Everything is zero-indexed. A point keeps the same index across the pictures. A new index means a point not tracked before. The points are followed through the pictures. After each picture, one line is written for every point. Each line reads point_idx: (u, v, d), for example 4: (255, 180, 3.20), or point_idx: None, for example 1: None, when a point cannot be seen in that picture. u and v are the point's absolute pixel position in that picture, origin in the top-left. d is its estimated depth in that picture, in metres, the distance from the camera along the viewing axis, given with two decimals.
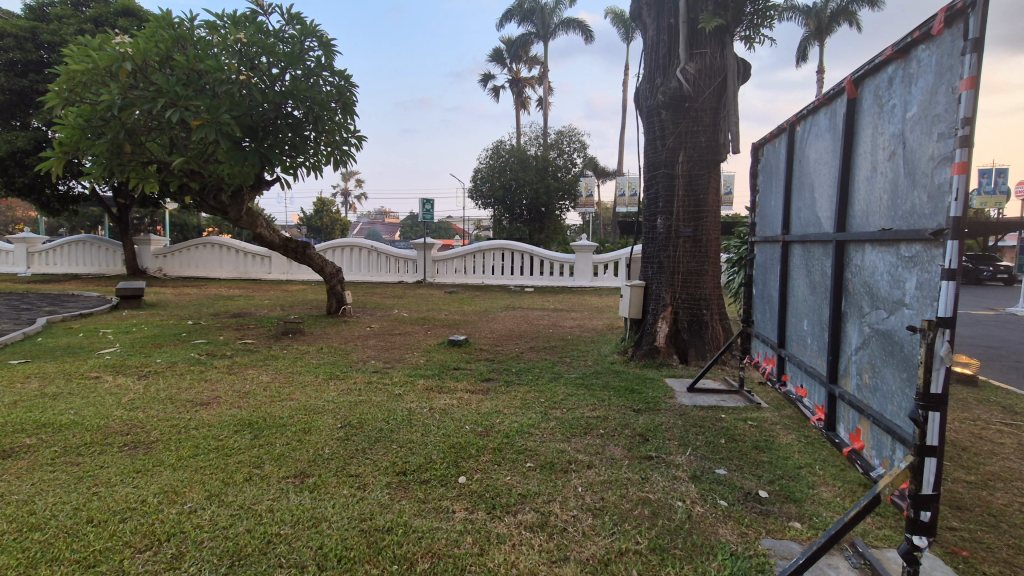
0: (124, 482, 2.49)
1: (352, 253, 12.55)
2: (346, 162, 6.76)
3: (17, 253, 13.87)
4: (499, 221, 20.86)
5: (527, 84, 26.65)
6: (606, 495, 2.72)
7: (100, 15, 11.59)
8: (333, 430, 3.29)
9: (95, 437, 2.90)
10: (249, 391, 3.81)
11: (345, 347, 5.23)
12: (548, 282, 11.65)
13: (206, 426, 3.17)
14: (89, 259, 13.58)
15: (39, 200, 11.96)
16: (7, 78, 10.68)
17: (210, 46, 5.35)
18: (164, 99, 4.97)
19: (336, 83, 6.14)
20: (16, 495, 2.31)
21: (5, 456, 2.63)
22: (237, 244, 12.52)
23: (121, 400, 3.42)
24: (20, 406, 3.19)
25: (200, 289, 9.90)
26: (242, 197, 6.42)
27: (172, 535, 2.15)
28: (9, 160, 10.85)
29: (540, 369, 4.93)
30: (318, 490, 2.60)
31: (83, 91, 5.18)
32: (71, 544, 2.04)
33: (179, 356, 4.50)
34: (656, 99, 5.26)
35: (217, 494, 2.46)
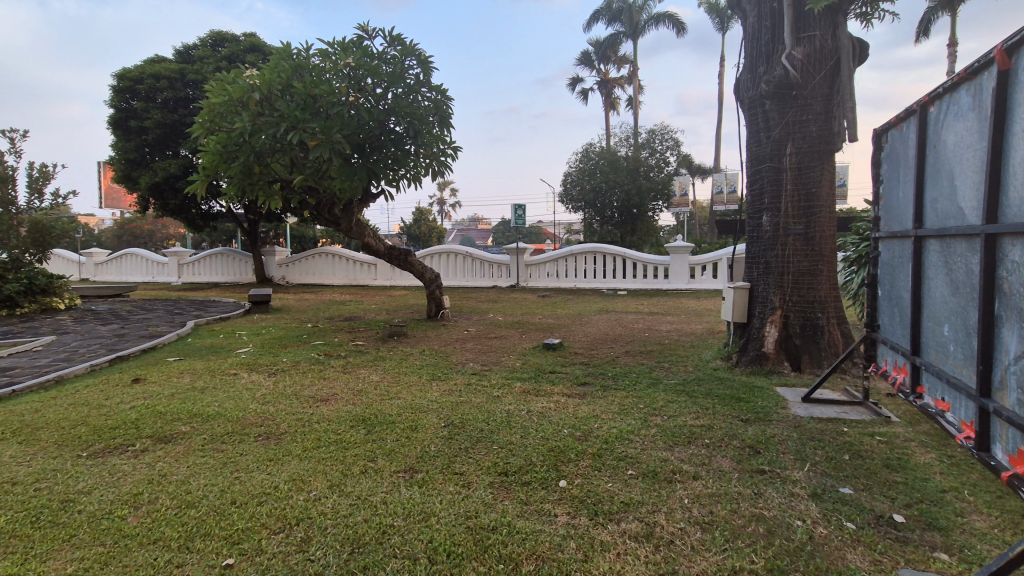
0: (260, 469, 2.77)
1: (449, 259, 13.06)
2: (443, 172, 7.06)
3: (170, 264, 16.06)
4: (590, 225, 20.64)
5: (616, 85, 26.19)
6: (715, 508, 2.57)
7: (233, 53, 13.12)
8: (437, 429, 3.43)
9: (236, 427, 3.26)
10: (361, 389, 4.08)
11: (445, 350, 5.45)
12: (641, 286, 11.31)
13: (327, 420, 3.44)
14: (225, 269, 15.39)
15: (188, 218, 13.77)
16: (162, 114, 12.41)
17: (323, 72, 5.84)
18: (286, 123, 5.49)
19: (433, 98, 6.45)
20: (176, 476, 2.64)
21: (167, 440, 3.02)
22: (346, 253, 13.52)
23: (255, 395, 3.81)
24: (176, 398, 3.67)
25: (315, 295, 10.85)
26: (351, 209, 6.90)
27: (301, 520, 2.35)
28: (164, 185, 12.60)
29: (638, 374, 4.80)
30: (426, 485, 2.72)
31: (220, 120, 5.87)
32: (219, 522, 2.29)
33: (301, 356, 4.94)
34: (759, 89, 4.93)
35: (338, 484, 2.66)
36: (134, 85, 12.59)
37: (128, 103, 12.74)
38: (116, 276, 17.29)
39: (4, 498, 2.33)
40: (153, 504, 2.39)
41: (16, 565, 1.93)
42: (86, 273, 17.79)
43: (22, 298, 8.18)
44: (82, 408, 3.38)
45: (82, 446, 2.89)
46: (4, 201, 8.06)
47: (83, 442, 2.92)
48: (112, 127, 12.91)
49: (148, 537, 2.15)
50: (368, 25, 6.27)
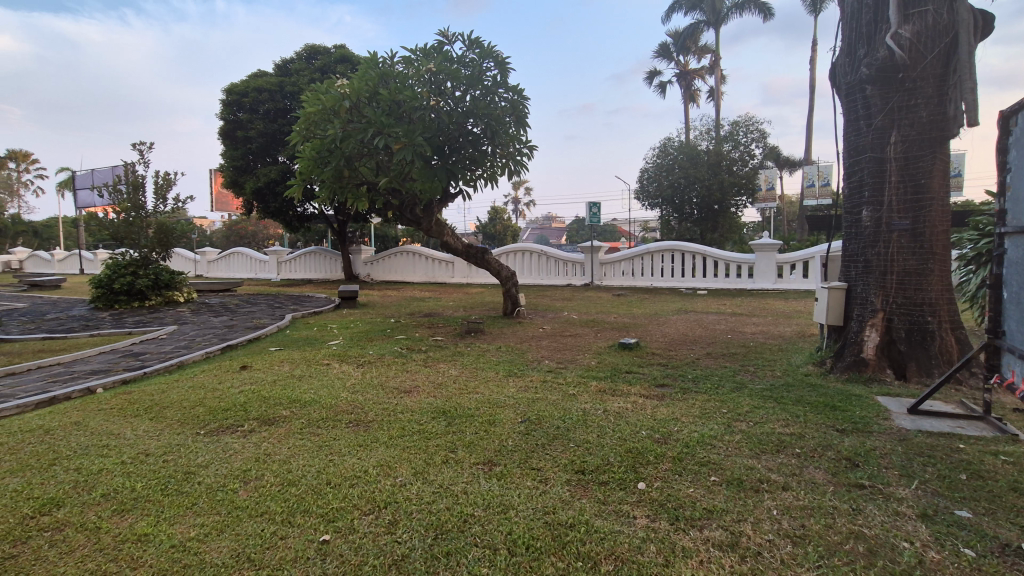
0: (351, 453, 2.96)
1: (523, 257, 13.19)
2: (518, 171, 7.14)
3: (269, 263, 17.48)
4: (667, 222, 20.04)
5: (696, 76, 25.14)
6: (808, 522, 2.41)
7: (325, 64, 14.02)
8: (514, 424, 3.49)
9: (329, 413, 3.50)
10: (441, 383, 4.23)
11: (521, 347, 5.51)
12: (723, 285, 10.81)
13: (410, 411, 3.61)
14: (317, 267, 16.51)
15: (287, 220, 14.89)
16: (263, 125, 13.51)
17: (407, 78, 6.11)
18: (373, 128, 5.79)
19: (510, 98, 6.54)
20: (278, 455, 2.88)
21: (271, 423, 3.30)
22: (425, 251, 14.03)
23: (346, 384, 4.07)
24: (277, 384, 4.00)
25: (398, 291, 11.40)
26: (431, 209, 7.15)
27: (389, 504, 2.48)
28: (265, 190, 13.72)
29: (720, 377, 4.60)
30: (505, 478, 2.78)
31: (314, 128, 6.30)
32: (317, 500, 2.47)
33: (385, 349, 5.21)
34: (860, 73, 4.55)
35: (422, 472, 2.79)
36: (240, 99, 13.80)
37: (235, 115, 13.99)
38: (225, 273, 19.10)
39: (140, 466, 2.65)
40: (260, 480, 2.61)
41: (151, 525, 2.18)
42: (201, 270, 19.80)
43: (150, 292, 9.26)
44: (200, 391, 3.77)
45: (200, 425, 3.23)
46: (136, 206, 9.20)
47: (201, 421, 3.26)
48: (222, 137, 14.25)
49: (257, 510, 2.35)
50: (448, 31, 6.46)
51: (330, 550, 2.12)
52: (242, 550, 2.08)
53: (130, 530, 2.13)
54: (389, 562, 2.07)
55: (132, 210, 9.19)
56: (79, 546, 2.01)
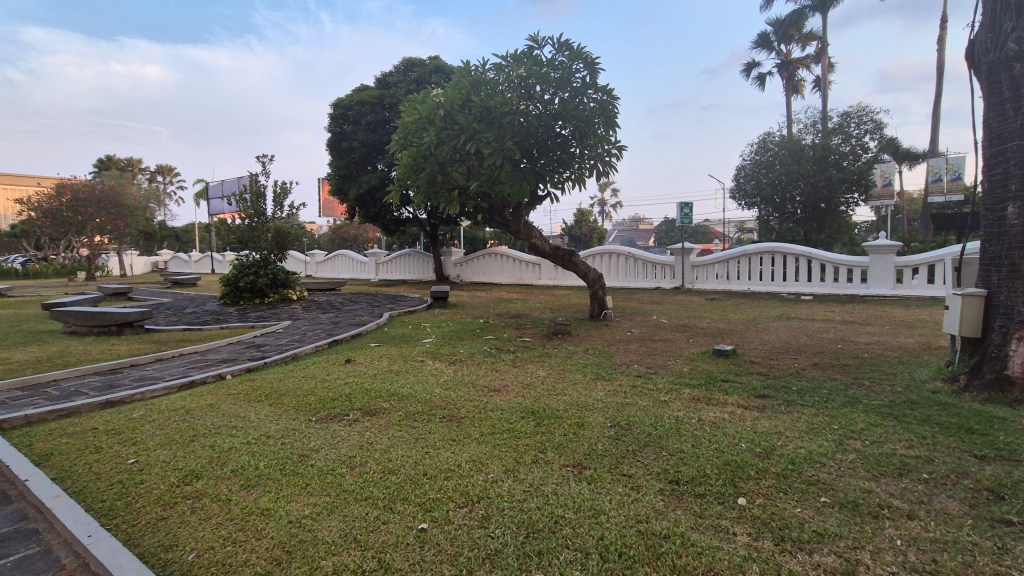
0: (446, 447, 3.07)
1: (611, 259, 13.00)
2: (607, 172, 7.04)
3: (368, 264, 18.66)
4: (767, 221, 19.07)
5: (800, 65, 23.33)
6: (940, 557, 2.15)
7: (421, 76, 14.69)
8: (604, 428, 3.44)
9: (424, 408, 3.66)
10: (530, 383, 4.26)
11: (609, 350, 5.42)
12: (831, 290, 9.93)
13: (500, 409, 3.68)
14: (410, 268, 17.35)
15: (385, 224, 15.78)
16: (365, 135, 14.43)
17: (497, 84, 6.25)
18: (465, 135, 5.98)
19: (600, 99, 6.47)
20: (380, 444, 3.06)
21: (372, 414, 3.51)
22: (512, 254, 14.24)
23: (439, 381, 4.24)
24: (377, 378, 4.25)
25: (486, 292, 11.67)
26: (519, 212, 7.25)
27: (481, 499, 2.54)
28: (366, 196, 14.66)
29: (830, 391, 4.22)
30: (596, 483, 2.74)
31: (411, 136, 6.62)
32: (415, 489, 2.60)
33: (475, 348, 5.35)
34: (1006, 51, 3.98)
35: (512, 470, 2.83)
36: (345, 112, 14.85)
37: (341, 127, 15.09)
38: (330, 274, 20.68)
39: (262, 447, 2.92)
40: (364, 467, 2.78)
41: (271, 501, 2.39)
42: (310, 270, 21.58)
43: (269, 290, 10.24)
44: (311, 381, 4.10)
45: (312, 412, 3.51)
46: (257, 212, 10.21)
47: (312, 409, 3.54)
48: (330, 148, 15.43)
49: (361, 495, 2.51)
50: (538, 35, 6.53)
51: (428, 539, 2.21)
52: (350, 531, 2.23)
53: (255, 504, 2.36)
54: (483, 556, 2.12)
55: (254, 216, 10.21)
56: (215, 514, 2.26)
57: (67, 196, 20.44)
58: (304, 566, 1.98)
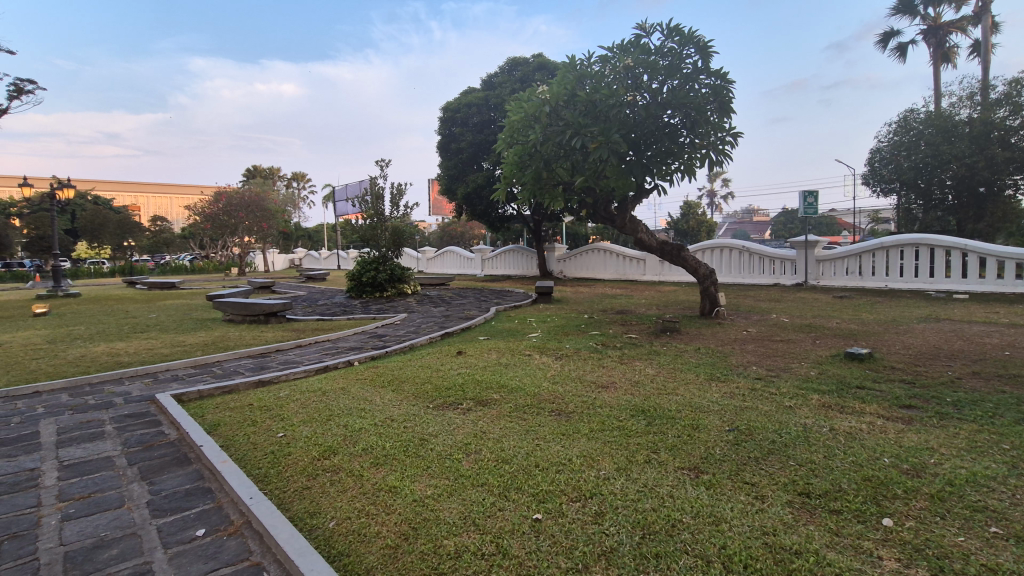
0: (556, 441, 3.08)
1: (723, 254, 12.29)
2: (719, 162, 6.63)
3: (475, 260, 19.35)
4: (909, 209, 17.11)
5: (954, 28, 20.18)
6: None
7: (525, 74, 14.85)
8: (721, 432, 3.25)
9: (533, 401, 3.71)
10: (639, 381, 4.15)
11: (723, 350, 5.12)
12: (992, 289, 8.52)
13: (609, 406, 3.63)
14: (514, 264, 17.70)
15: (490, 222, 16.22)
16: (472, 136, 14.92)
17: (604, 77, 6.15)
18: (571, 130, 5.95)
19: (712, 84, 6.12)
20: (492, 434, 3.15)
21: (484, 404, 3.63)
22: (615, 249, 13.95)
23: (547, 374, 4.29)
24: (487, 370, 4.39)
25: (590, 288, 11.60)
26: (625, 206, 7.08)
27: (594, 494, 2.51)
28: (473, 194, 15.18)
29: (997, 405, 3.62)
30: (715, 488, 2.60)
31: (517, 134, 6.71)
32: (528, 480, 2.63)
33: (581, 343, 5.32)
34: None
35: (625, 469, 2.76)
36: (454, 115, 15.47)
37: (450, 130, 15.77)
38: (440, 269, 21.75)
39: (387, 429, 3.15)
40: (479, 454, 2.88)
41: (398, 480, 2.57)
42: (421, 266, 22.86)
43: (387, 285, 10.98)
44: (428, 370, 4.34)
45: (429, 400, 3.71)
46: (376, 213, 11.00)
47: (430, 397, 3.75)
48: (440, 150, 16.20)
49: (477, 480, 2.61)
50: (646, 23, 6.31)
51: (543, 529, 2.23)
52: (469, 514, 2.32)
53: (384, 481, 2.55)
54: (598, 552, 2.10)
55: (374, 217, 11.02)
56: (350, 488, 2.48)
57: (223, 202, 23.55)
58: (428, 543, 2.09)
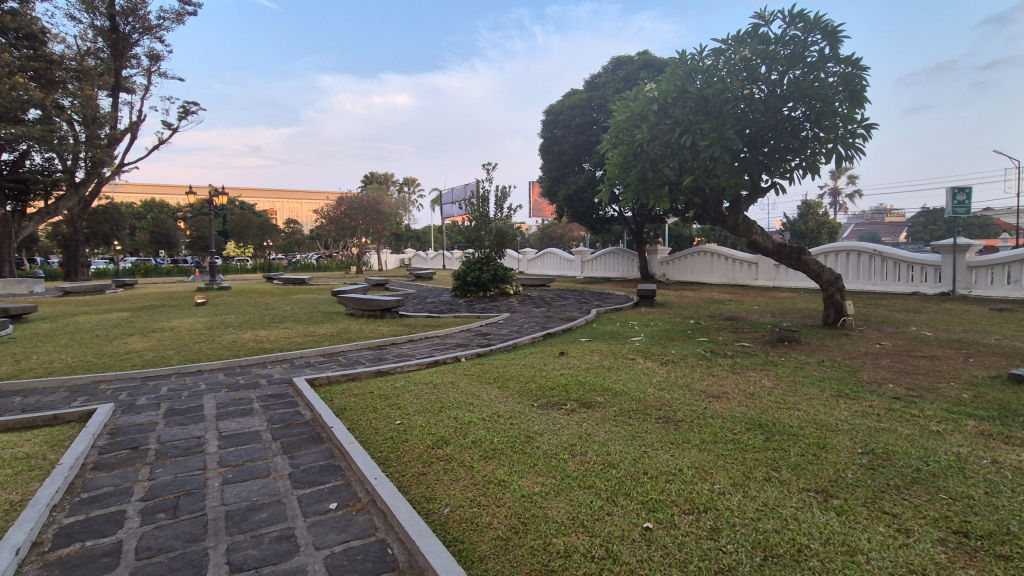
0: (665, 449, 2.98)
1: (851, 258, 11.14)
2: (849, 157, 6.01)
3: (575, 262, 19.27)
4: None
5: None
6: None
7: (630, 73, 14.53)
8: (852, 454, 2.94)
9: (639, 406, 3.62)
10: (754, 393, 3.89)
11: (852, 364, 4.63)
12: None
13: (721, 417, 3.43)
14: (615, 266, 17.37)
15: (591, 223, 16.10)
16: (574, 138, 14.89)
17: (717, 71, 5.84)
18: (680, 128, 5.70)
19: (841, 72, 5.57)
20: (598, 437, 3.11)
21: (588, 406, 3.61)
22: (725, 251, 13.16)
23: (653, 380, 4.16)
24: (591, 372, 4.36)
25: (696, 292, 11.08)
26: (738, 206, 6.67)
27: (709, 509, 2.38)
28: (574, 196, 15.15)
29: None
30: (847, 515, 2.35)
31: (622, 134, 6.57)
32: (636, 486, 2.56)
33: (689, 350, 5.09)
34: None
35: (742, 485, 2.59)
36: (557, 118, 15.55)
37: (552, 132, 15.87)
38: (540, 270, 21.97)
39: (495, 424, 3.24)
40: (585, 456, 2.87)
41: (506, 474, 2.63)
42: (521, 267, 23.25)
43: (491, 285, 11.29)
44: (531, 369, 4.40)
45: (534, 398, 3.76)
46: (481, 215, 11.38)
47: (535, 395, 3.80)
48: (542, 153, 16.36)
49: (584, 482, 2.59)
50: (765, 11, 5.91)
51: (654, 538, 2.16)
52: (578, 515, 2.30)
53: (493, 474, 2.62)
54: (715, 568, 1.99)
55: (479, 218, 11.41)
56: (461, 478, 2.58)
57: (344, 206, 25.72)
58: (538, 539, 2.11)
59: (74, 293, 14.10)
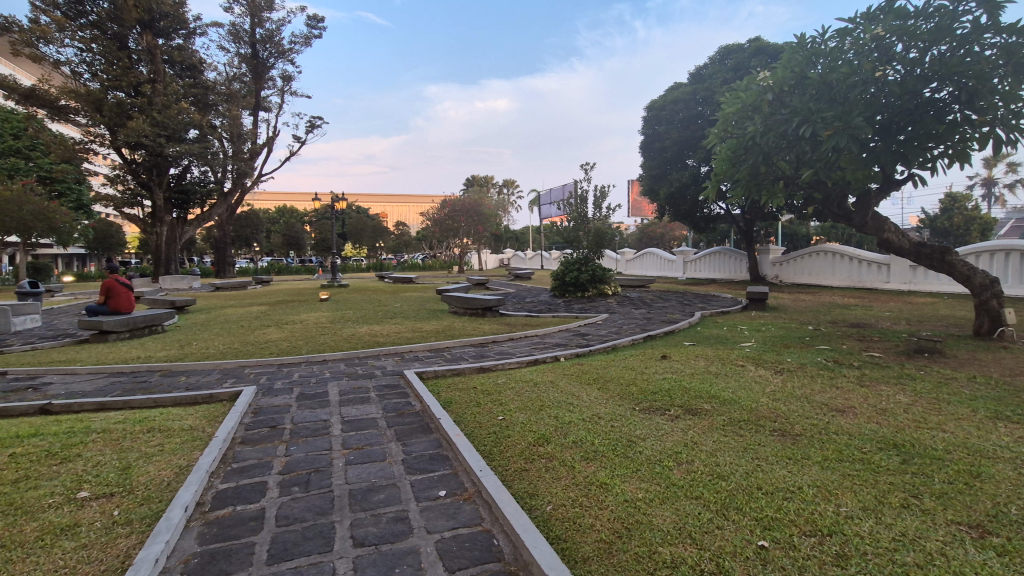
0: (781, 464, 2.76)
1: (1012, 258, 9.55)
2: (1010, 141, 5.17)
3: (677, 262, 18.51)
4: None
5: None
6: None
7: (740, 62, 13.65)
8: (1016, 486, 2.53)
9: (751, 417, 3.39)
10: (887, 409, 3.48)
11: (1014, 382, 3.97)
12: None
13: (848, 434, 3.12)
14: (722, 267, 16.43)
15: (695, 222, 15.37)
16: (677, 134, 14.32)
17: (843, 53, 5.31)
18: (798, 118, 5.26)
19: (1001, 43, 4.81)
20: (705, 446, 2.97)
21: (694, 413, 3.45)
22: (850, 251, 11.89)
23: (765, 389, 3.88)
24: (696, 377, 4.18)
25: (815, 295, 10.15)
26: (867, 202, 6.01)
27: (834, 533, 2.17)
28: (677, 194, 14.54)
29: None
30: (1010, 555, 2.01)
31: (732, 127, 6.18)
32: (749, 502, 2.40)
33: (808, 358, 4.68)
34: None
35: (874, 510, 2.32)
36: (659, 113, 15.04)
37: (654, 129, 15.38)
38: (639, 271, 21.39)
39: (595, 425, 3.22)
40: (691, 465, 2.75)
41: (608, 477, 2.60)
42: (620, 267, 22.80)
43: (589, 285, 11.21)
44: (632, 372, 4.31)
45: (636, 402, 3.68)
46: (580, 215, 11.33)
47: (636, 398, 3.71)
48: (643, 150, 15.91)
49: (691, 492, 2.48)
50: None
51: (770, 558, 2.01)
52: (684, 525, 2.22)
53: (595, 476, 2.61)
54: None
55: (577, 219, 11.37)
56: (563, 477, 2.59)
57: (447, 208, 26.89)
58: (643, 547, 2.06)
59: (223, 288, 16.13)
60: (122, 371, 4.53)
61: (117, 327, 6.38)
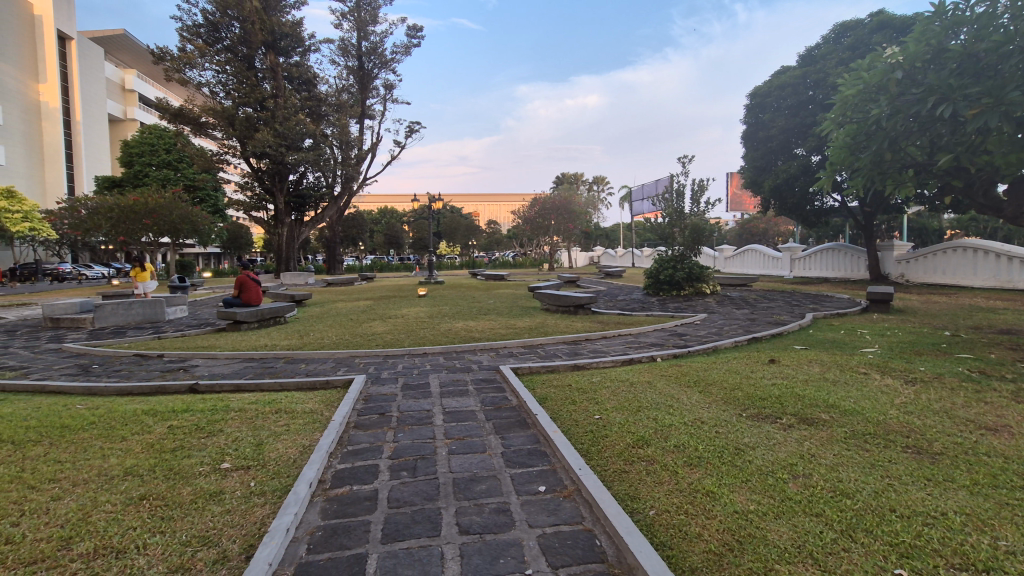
0: (918, 485, 2.47)
1: None
2: None
3: (783, 259, 17.22)
4: None
5: None
6: None
7: (859, 39, 12.39)
8: None
9: (878, 430, 3.07)
10: None
11: None
12: None
13: (1002, 456, 2.72)
14: (836, 265, 15.08)
15: (804, 216, 14.20)
16: (784, 122, 13.30)
17: (994, 19, 4.61)
18: (935, 96, 4.65)
19: None
20: (824, 460, 2.73)
21: (810, 423, 3.19)
22: (997, 246, 10.36)
23: (894, 401, 3.48)
24: (810, 384, 3.85)
25: (951, 297, 8.98)
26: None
27: (991, 569, 1.89)
28: (784, 186, 13.51)
29: None
30: None
31: (852, 111, 5.60)
32: (880, 524, 2.17)
33: (946, 368, 4.14)
34: None
35: None
36: (764, 100, 14.07)
37: (758, 117, 14.40)
38: (739, 269, 20.18)
39: (698, 430, 3.07)
40: (809, 479, 2.54)
41: (715, 485, 2.47)
42: (718, 265, 21.66)
43: (686, 283, 10.75)
44: (737, 375, 4.07)
45: (742, 407, 3.47)
46: (676, 210, 10.89)
47: (743, 404, 3.50)
48: (746, 141, 14.96)
49: (810, 508, 2.29)
50: None
51: None
52: (804, 544, 2.05)
53: (700, 483, 2.49)
54: None
55: (673, 214, 10.94)
56: (666, 481, 2.51)
57: (538, 206, 27.06)
58: (758, 562, 1.93)
59: (333, 284, 17.45)
60: (253, 357, 5.05)
61: (248, 317, 7.13)
